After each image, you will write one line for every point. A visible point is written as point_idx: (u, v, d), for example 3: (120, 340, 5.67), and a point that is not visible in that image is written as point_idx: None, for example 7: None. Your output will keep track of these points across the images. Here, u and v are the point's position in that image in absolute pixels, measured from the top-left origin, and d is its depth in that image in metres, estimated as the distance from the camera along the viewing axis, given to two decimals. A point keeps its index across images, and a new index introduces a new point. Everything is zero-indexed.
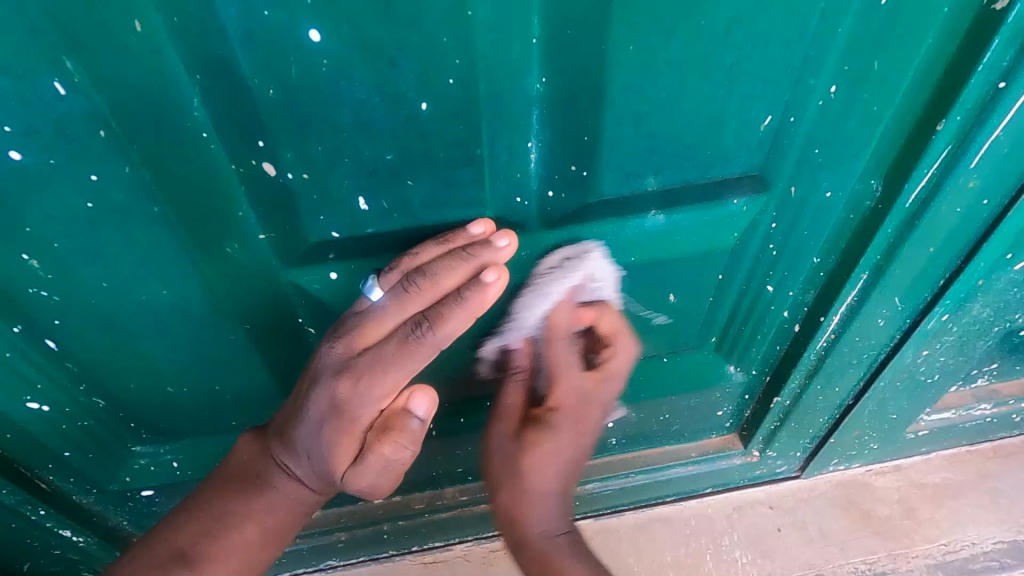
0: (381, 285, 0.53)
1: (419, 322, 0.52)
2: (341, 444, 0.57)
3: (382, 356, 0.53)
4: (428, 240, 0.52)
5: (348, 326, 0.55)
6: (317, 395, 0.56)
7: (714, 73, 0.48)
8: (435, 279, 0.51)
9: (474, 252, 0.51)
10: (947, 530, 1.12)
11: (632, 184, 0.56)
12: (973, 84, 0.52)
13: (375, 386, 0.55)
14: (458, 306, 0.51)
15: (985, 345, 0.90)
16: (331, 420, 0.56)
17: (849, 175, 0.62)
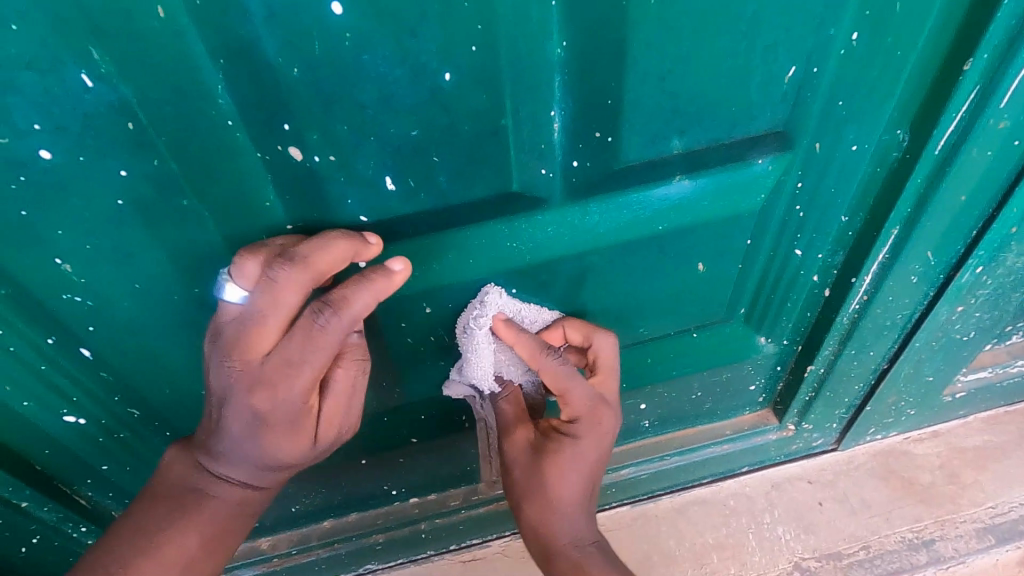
0: (244, 283, 0.49)
1: (318, 311, 0.50)
2: (279, 439, 0.55)
3: (292, 353, 0.51)
4: (283, 232, 0.50)
5: (232, 334, 0.51)
6: (234, 407, 0.53)
7: (736, 26, 0.47)
8: (309, 262, 0.48)
9: (354, 233, 0.50)
10: (993, 493, 1.10)
11: (657, 149, 0.55)
12: (999, 20, 0.51)
13: (291, 377, 0.52)
14: (361, 285, 0.51)
15: (1021, 298, 0.88)
16: (260, 423, 0.54)
17: (874, 126, 0.61)
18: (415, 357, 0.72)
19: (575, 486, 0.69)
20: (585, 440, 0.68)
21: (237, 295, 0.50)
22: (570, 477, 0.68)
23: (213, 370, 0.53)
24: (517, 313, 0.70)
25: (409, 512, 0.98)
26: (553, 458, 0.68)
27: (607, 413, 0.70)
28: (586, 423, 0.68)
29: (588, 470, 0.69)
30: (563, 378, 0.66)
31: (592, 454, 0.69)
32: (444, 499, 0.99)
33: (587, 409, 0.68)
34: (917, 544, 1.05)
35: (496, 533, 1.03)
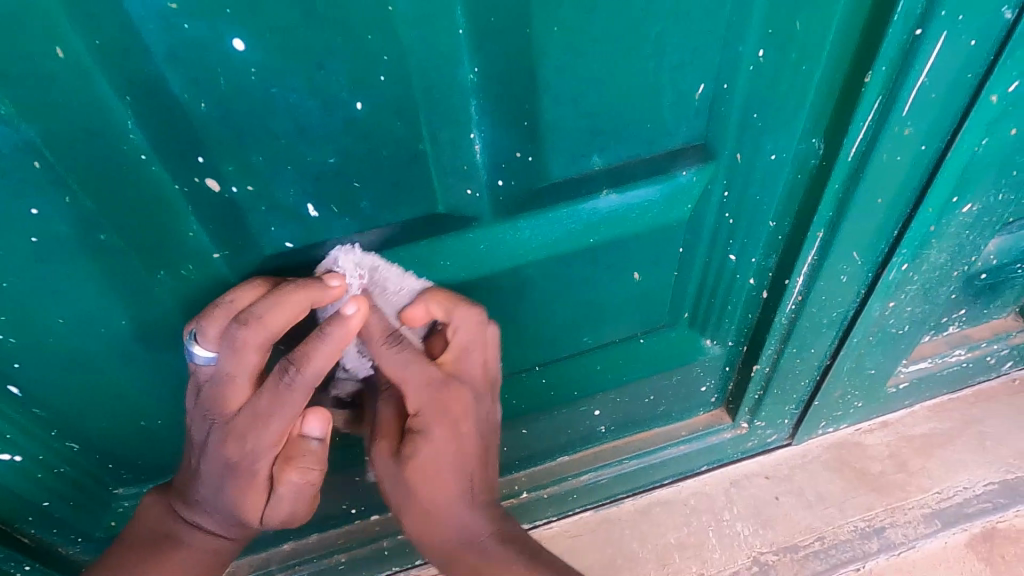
0: (211, 343, 0.51)
1: (283, 369, 0.52)
2: (241, 497, 0.58)
3: (261, 409, 0.53)
4: (237, 285, 0.50)
5: (206, 391, 0.54)
6: (208, 457, 0.56)
7: (642, 49, 0.49)
8: (264, 325, 0.49)
9: (307, 283, 0.49)
10: (940, 478, 1.14)
11: (578, 165, 0.56)
12: (891, 35, 0.54)
13: (261, 436, 0.54)
14: (320, 342, 0.50)
15: (949, 291, 0.92)
16: (230, 472, 0.56)
17: (790, 135, 0.64)
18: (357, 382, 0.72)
19: (450, 474, 0.64)
20: (439, 436, 0.62)
21: (206, 356, 0.52)
22: (445, 466, 0.63)
23: (195, 421, 0.56)
24: None
25: (372, 529, 0.98)
26: (415, 457, 0.62)
27: (468, 394, 0.63)
28: (432, 416, 0.61)
29: (448, 462, 0.63)
30: (398, 368, 0.59)
31: (445, 450, 0.63)
32: None
33: (427, 402, 0.61)
34: (869, 532, 1.09)
35: None
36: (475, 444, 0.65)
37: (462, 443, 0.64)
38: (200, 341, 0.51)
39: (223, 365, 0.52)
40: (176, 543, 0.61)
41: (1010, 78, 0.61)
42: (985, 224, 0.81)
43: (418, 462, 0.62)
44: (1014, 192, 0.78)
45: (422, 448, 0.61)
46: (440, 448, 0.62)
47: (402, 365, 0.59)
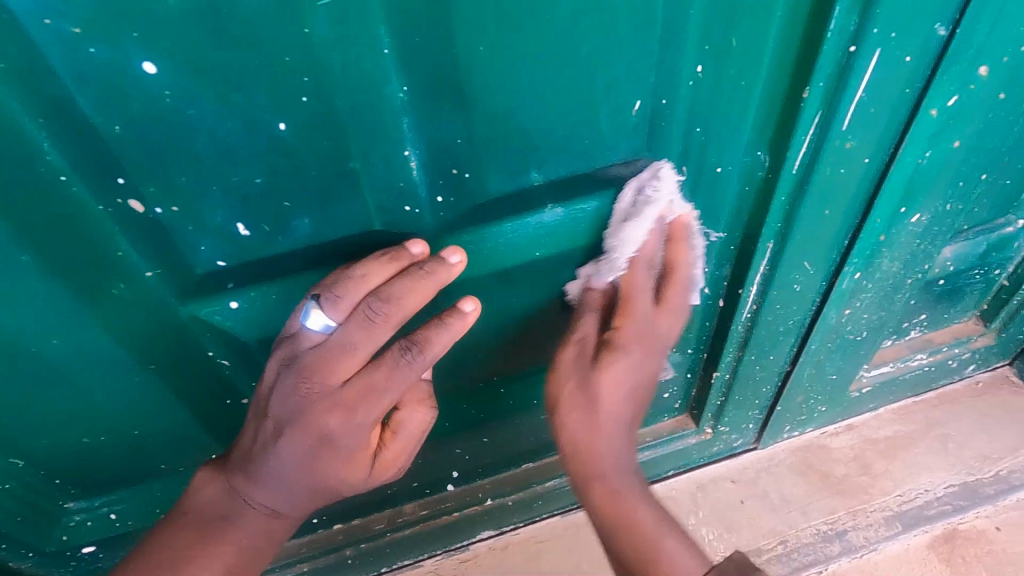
0: (337, 313, 0.52)
1: (402, 349, 0.55)
2: (333, 465, 0.57)
3: (375, 383, 0.54)
4: (370, 262, 0.53)
5: (309, 359, 0.53)
6: (300, 428, 0.54)
7: (573, 67, 0.49)
8: (403, 302, 0.52)
9: (433, 269, 0.53)
10: (902, 481, 1.15)
11: (516, 181, 0.56)
12: (826, 51, 0.55)
13: (368, 411, 0.55)
14: (442, 329, 0.55)
15: (904, 298, 0.93)
16: (326, 443, 0.55)
17: (735, 148, 0.64)
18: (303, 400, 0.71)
19: (625, 396, 0.71)
20: (633, 352, 0.69)
21: (327, 324, 0.53)
22: (622, 396, 0.71)
23: (286, 391, 0.54)
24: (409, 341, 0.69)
25: (336, 539, 0.98)
26: (601, 370, 0.69)
27: (661, 345, 0.72)
28: (636, 337, 0.70)
29: (629, 380, 0.71)
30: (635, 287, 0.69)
31: (632, 372, 0.71)
32: (369, 523, 0.99)
33: (634, 328, 0.70)
34: (831, 535, 1.10)
35: (428, 553, 1.07)
36: (648, 376, 0.72)
37: (642, 372, 0.72)
38: (327, 308, 0.52)
39: (348, 333, 0.53)
40: (231, 522, 0.58)
41: (948, 92, 0.61)
42: (935, 232, 0.82)
43: (603, 373, 0.69)
44: (962, 201, 0.79)
45: (618, 366, 0.69)
46: (631, 365, 0.70)
47: (640, 288, 0.69)
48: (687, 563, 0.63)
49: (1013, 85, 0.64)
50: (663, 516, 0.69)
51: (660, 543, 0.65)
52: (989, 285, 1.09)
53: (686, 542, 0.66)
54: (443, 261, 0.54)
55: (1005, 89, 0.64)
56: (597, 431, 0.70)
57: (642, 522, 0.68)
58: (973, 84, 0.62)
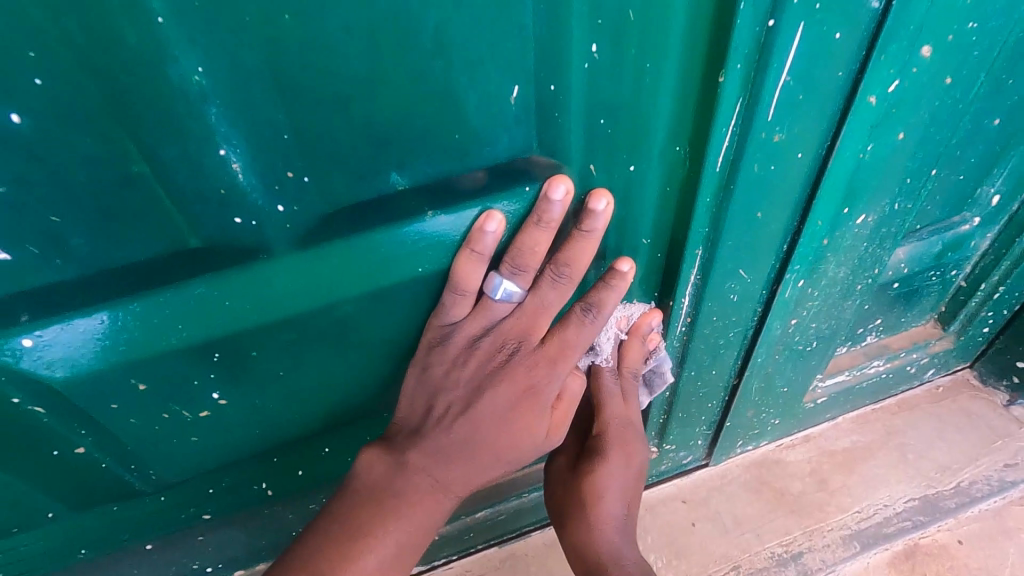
0: (524, 281, 0.56)
1: (583, 310, 0.60)
2: (526, 422, 0.61)
3: (568, 341, 0.60)
4: (530, 231, 0.53)
5: (505, 325, 0.58)
6: (499, 390, 0.59)
7: (418, 42, 0.40)
8: (580, 259, 0.55)
9: (589, 225, 0.54)
10: (859, 496, 1.08)
11: (372, 185, 0.47)
12: (741, 27, 0.46)
13: (566, 364, 0.60)
14: (612, 290, 0.59)
15: (855, 305, 0.86)
16: (527, 396, 0.60)
17: (649, 145, 0.55)
18: (155, 445, 0.59)
19: (611, 474, 0.73)
20: (612, 452, 0.74)
21: (511, 291, 0.56)
22: (613, 476, 0.73)
23: (473, 358, 0.59)
24: (276, 374, 0.58)
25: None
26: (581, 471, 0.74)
27: (637, 439, 0.76)
28: (609, 433, 0.74)
29: (616, 485, 0.73)
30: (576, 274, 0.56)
31: (615, 478, 0.73)
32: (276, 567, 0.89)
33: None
34: (786, 558, 1.02)
35: None
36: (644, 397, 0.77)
37: (629, 470, 0.74)
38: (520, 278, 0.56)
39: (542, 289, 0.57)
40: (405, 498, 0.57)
41: (887, 77, 0.53)
42: (885, 234, 0.74)
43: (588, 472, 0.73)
44: (912, 200, 0.72)
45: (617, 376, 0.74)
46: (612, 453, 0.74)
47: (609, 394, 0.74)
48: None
49: (960, 68, 0.57)
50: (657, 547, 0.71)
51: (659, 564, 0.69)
52: (946, 287, 1.02)
53: None
54: (592, 213, 0.53)
55: (952, 73, 0.57)
56: (610, 488, 0.72)
57: (636, 560, 0.69)
58: (915, 67, 0.54)
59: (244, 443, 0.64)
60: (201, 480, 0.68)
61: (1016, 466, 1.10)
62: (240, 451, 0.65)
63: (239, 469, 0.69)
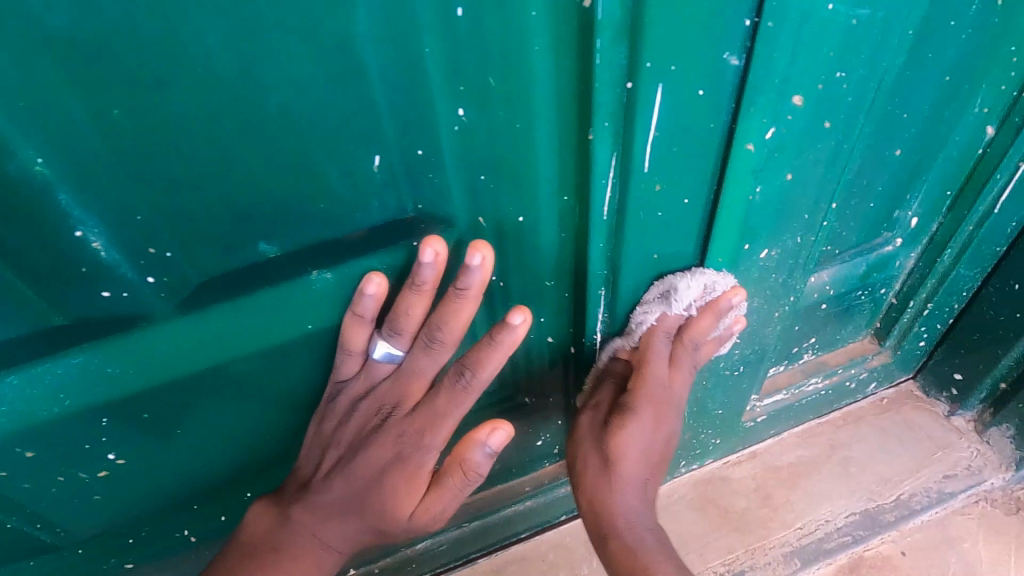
0: (403, 343, 0.57)
1: (456, 374, 0.57)
2: (396, 490, 0.60)
3: (439, 410, 0.58)
4: (407, 293, 0.53)
5: (384, 386, 0.59)
6: (374, 451, 0.60)
7: (265, 125, 0.41)
8: (453, 324, 0.54)
9: (464, 284, 0.52)
10: (802, 512, 1.09)
11: (241, 254, 0.48)
12: (601, 90, 0.47)
13: (435, 435, 0.59)
14: (491, 347, 0.55)
15: (778, 330, 0.87)
16: (399, 462, 0.60)
17: (534, 197, 0.56)
18: (60, 504, 0.59)
19: (637, 450, 0.69)
20: (645, 415, 0.69)
21: (393, 353, 0.58)
22: (639, 457, 0.69)
23: (354, 415, 0.60)
24: (175, 432, 0.58)
25: None
26: (610, 435, 0.68)
27: (672, 408, 0.71)
28: (648, 399, 0.69)
29: (644, 449, 0.69)
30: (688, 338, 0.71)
31: (640, 440, 0.69)
32: None
33: (655, 387, 0.70)
34: None
35: None
36: (664, 443, 0.71)
37: (655, 440, 0.70)
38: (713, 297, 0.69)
39: (661, 353, 0.70)
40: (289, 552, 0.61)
41: (761, 125, 0.55)
42: (792, 265, 0.75)
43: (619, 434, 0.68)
44: (814, 232, 0.73)
45: (628, 440, 0.68)
46: (644, 428, 0.69)
47: (659, 356, 0.70)
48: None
49: (838, 112, 0.58)
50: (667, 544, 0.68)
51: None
52: (878, 305, 1.04)
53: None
54: (466, 269, 0.51)
55: (830, 117, 0.58)
56: (632, 442, 0.68)
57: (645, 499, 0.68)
58: (790, 115, 0.55)
59: (157, 496, 0.65)
60: (119, 532, 0.68)
61: (954, 476, 1.12)
62: (156, 503, 0.66)
63: (160, 519, 0.69)
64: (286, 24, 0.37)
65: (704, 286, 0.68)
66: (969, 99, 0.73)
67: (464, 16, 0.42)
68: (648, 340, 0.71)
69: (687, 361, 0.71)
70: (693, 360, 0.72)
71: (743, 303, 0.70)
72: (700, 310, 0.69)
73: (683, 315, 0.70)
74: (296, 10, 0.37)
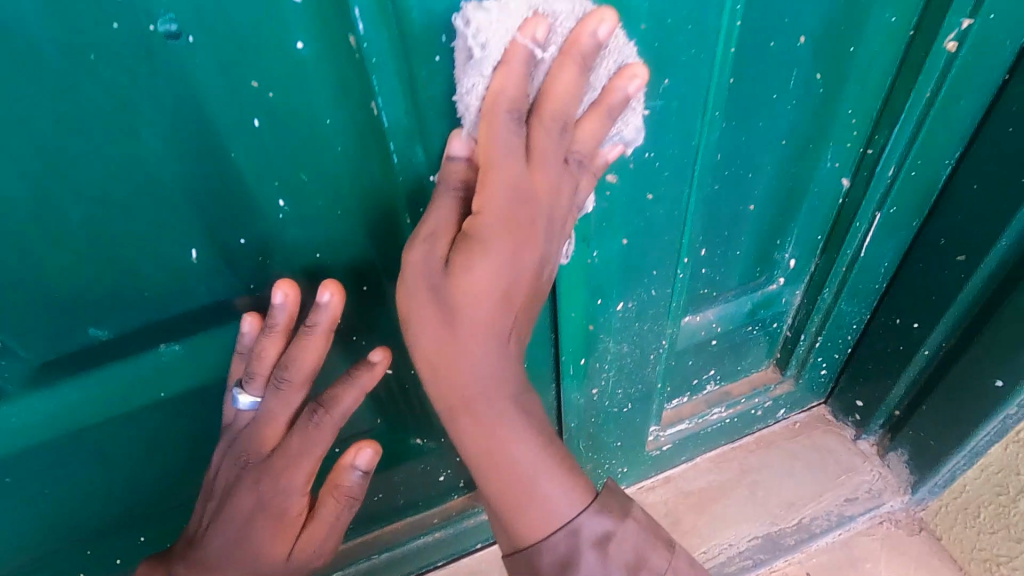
0: (259, 389, 0.58)
1: (311, 411, 0.58)
2: (265, 532, 0.62)
3: (295, 450, 0.59)
4: (261, 336, 0.55)
5: (244, 434, 0.61)
6: (239, 497, 0.61)
7: (72, 232, 0.47)
8: (305, 364, 0.55)
9: (314, 320, 0.53)
10: (708, 536, 1.14)
11: (73, 338, 0.52)
12: (405, 182, 0.51)
13: (294, 477, 0.60)
14: (348, 386, 0.58)
15: (660, 369, 0.92)
16: (262, 509, 0.61)
17: (373, 268, 0.60)
18: None
19: (485, 311, 0.50)
20: (502, 253, 0.49)
21: (253, 402, 0.59)
22: (492, 298, 0.50)
23: (225, 468, 0.63)
24: (44, 490, 0.63)
25: None
26: (454, 272, 0.49)
27: (541, 222, 0.50)
28: (499, 227, 0.48)
29: (503, 328, 0.52)
30: (546, 153, 0.48)
31: (494, 288, 0.49)
32: None
33: (511, 210, 0.48)
34: None
35: None
36: (531, 274, 0.51)
37: (518, 271, 0.50)
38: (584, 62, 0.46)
39: (508, 143, 0.46)
40: None
41: None
42: (655, 313, 0.80)
43: (461, 267, 0.48)
44: (670, 284, 0.77)
45: (474, 281, 0.49)
46: (501, 264, 0.49)
47: (506, 146, 0.46)
48: (556, 514, 0.54)
49: (658, 184, 0.62)
50: (549, 452, 0.55)
51: (534, 490, 0.54)
52: (774, 338, 1.09)
53: (561, 482, 0.55)
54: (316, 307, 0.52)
55: (652, 189, 0.62)
56: (483, 278, 0.49)
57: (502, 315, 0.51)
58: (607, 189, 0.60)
59: (40, 547, 0.69)
60: None
61: (855, 500, 1.17)
62: (42, 552, 0.70)
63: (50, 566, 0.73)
64: (72, 152, 0.43)
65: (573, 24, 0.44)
66: (819, 154, 0.78)
67: (263, 124, 0.47)
68: (485, 145, 0.47)
69: (551, 142, 0.48)
70: (559, 154, 0.49)
71: (624, 44, 0.49)
72: (586, 110, 0.50)
73: (531, 52, 0.44)
74: (81, 139, 0.43)
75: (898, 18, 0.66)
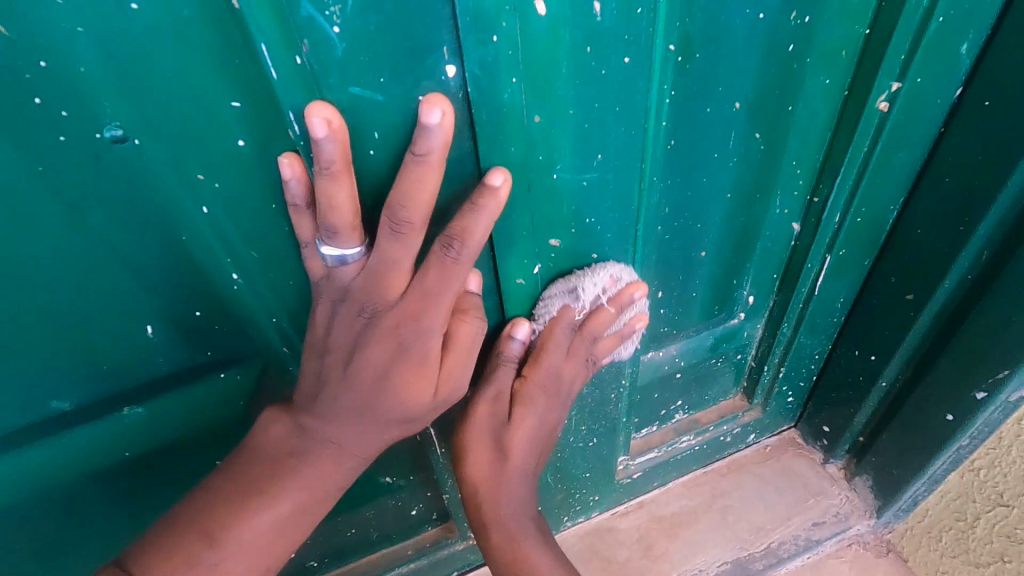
0: (350, 241, 0.49)
1: (444, 246, 0.51)
2: (404, 383, 0.58)
3: (428, 291, 0.53)
4: (320, 184, 0.44)
5: (356, 289, 0.52)
6: (370, 353, 0.56)
7: (30, 316, 0.50)
8: (420, 202, 0.46)
9: (422, 147, 0.44)
10: (679, 562, 1.17)
11: (38, 408, 0.56)
12: None
13: (432, 317, 0.54)
14: (477, 212, 0.50)
15: (623, 405, 0.95)
16: (403, 352, 0.56)
17: None
18: None
19: (520, 445, 0.72)
20: (539, 404, 0.70)
21: (346, 252, 0.50)
22: (528, 439, 0.72)
23: (336, 321, 0.56)
24: (13, 546, 0.65)
25: None
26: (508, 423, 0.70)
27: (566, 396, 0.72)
28: (539, 389, 0.70)
29: (529, 446, 0.72)
30: (580, 350, 0.69)
31: (530, 424, 0.71)
32: None
33: (551, 377, 0.69)
34: None
35: None
36: (551, 426, 0.73)
37: (546, 427, 0.72)
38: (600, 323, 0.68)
39: (563, 341, 0.68)
40: None
41: (524, 264, 0.62)
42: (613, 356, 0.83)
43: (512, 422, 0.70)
44: None
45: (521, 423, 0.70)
46: (538, 414, 0.70)
47: (560, 345, 0.68)
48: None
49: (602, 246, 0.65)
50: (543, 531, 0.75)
51: None
52: (740, 368, 1.11)
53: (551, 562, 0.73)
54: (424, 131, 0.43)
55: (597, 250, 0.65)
56: (524, 426, 0.71)
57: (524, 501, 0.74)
58: (553, 252, 0.63)
59: None
60: None
61: (823, 524, 1.19)
62: None
63: None
64: (26, 247, 0.46)
65: (608, 280, 0.66)
66: (768, 202, 0.81)
67: (213, 210, 0.49)
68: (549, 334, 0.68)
69: (582, 348, 0.69)
70: (589, 359, 0.70)
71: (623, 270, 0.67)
72: (601, 305, 0.68)
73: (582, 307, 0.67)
74: (34, 235, 0.46)
75: (833, 80, 0.69)
